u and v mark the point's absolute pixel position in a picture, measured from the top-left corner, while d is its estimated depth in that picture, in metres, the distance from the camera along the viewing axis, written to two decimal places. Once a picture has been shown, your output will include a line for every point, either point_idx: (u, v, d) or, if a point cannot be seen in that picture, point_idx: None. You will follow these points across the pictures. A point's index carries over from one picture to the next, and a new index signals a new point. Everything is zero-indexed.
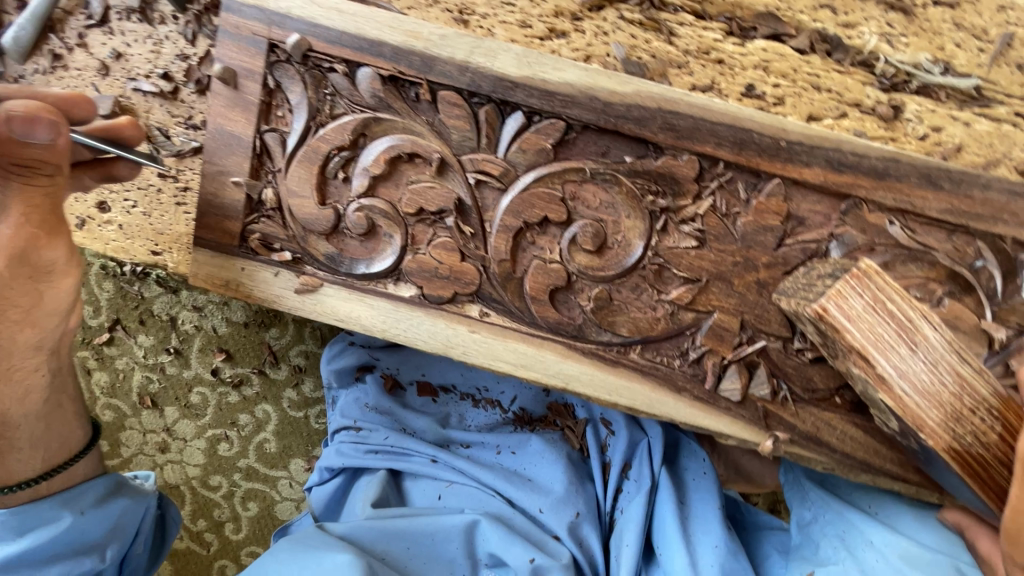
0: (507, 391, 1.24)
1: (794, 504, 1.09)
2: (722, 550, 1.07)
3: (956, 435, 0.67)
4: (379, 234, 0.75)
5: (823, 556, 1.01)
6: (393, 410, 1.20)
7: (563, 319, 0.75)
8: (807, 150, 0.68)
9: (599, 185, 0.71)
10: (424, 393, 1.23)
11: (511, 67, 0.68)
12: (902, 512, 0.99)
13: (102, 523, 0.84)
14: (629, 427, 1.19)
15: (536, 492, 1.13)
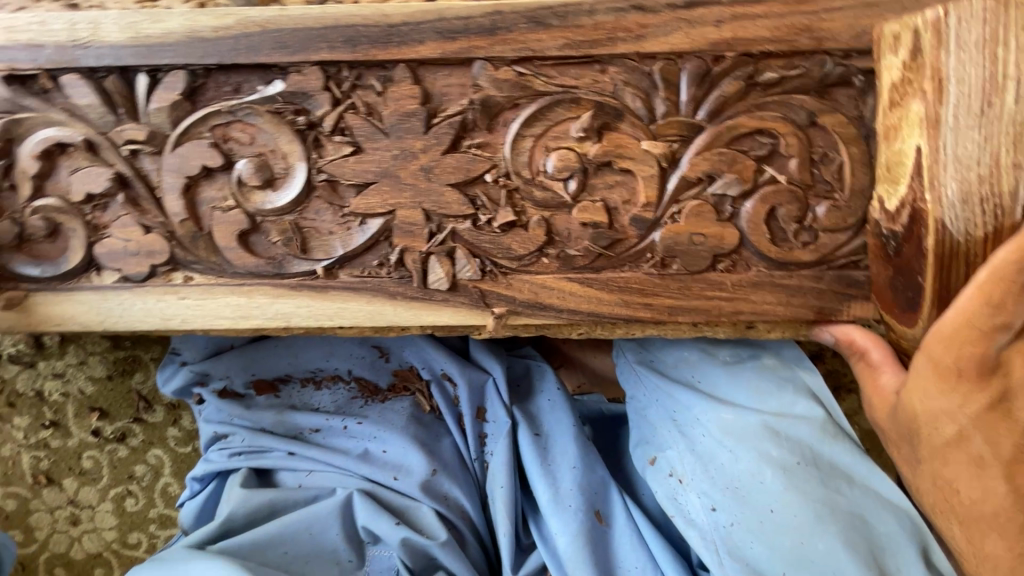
0: (345, 366, 1.14)
1: (631, 387, 1.00)
2: (580, 468, 0.99)
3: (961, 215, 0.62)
4: (64, 230, 0.76)
5: (660, 440, 0.92)
6: (239, 411, 1.10)
7: (261, 261, 0.76)
8: (415, 28, 0.68)
9: (245, 121, 0.72)
10: (262, 391, 1.13)
11: (116, 33, 0.69)
12: (719, 374, 0.91)
13: None
14: (468, 370, 1.10)
15: (390, 465, 1.03)
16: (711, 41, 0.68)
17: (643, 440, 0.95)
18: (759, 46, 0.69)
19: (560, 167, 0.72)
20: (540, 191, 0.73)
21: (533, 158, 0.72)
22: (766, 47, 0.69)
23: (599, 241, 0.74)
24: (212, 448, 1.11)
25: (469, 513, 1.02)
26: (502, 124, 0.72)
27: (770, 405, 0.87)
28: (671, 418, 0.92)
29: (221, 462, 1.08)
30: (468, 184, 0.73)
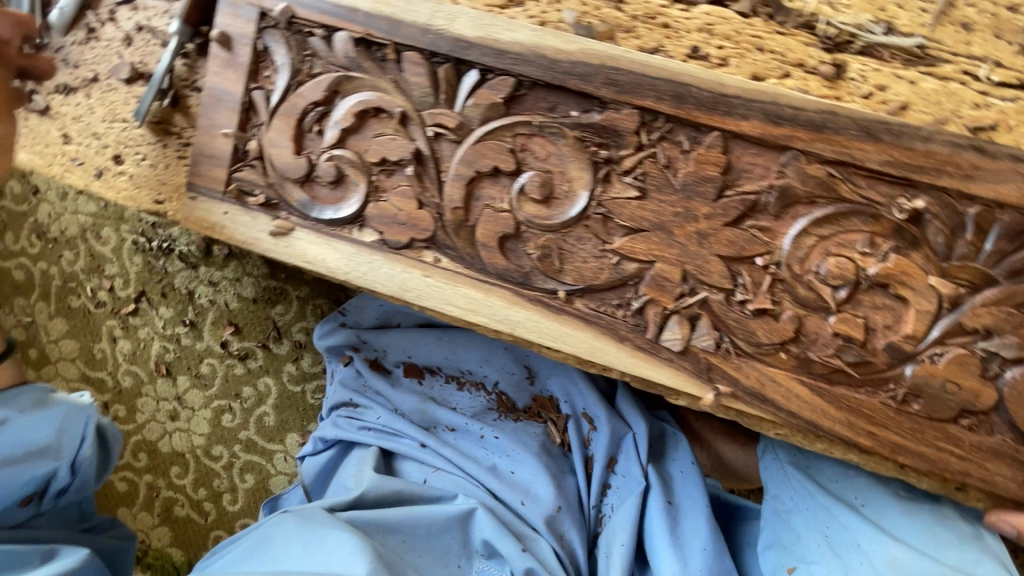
0: (492, 376, 1.17)
1: (773, 488, 0.98)
2: (710, 553, 0.98)
3: None
4: (347, 182, 0.81)
5: (806, 552, 0.91)
6: (383, 388, 1.16)
7: (510, 266, 0.78)
8: (744, 104, 0.70)
9: (547, 138, 0.76)
10: (409, 374, 1.18)
11: (469, 29, 0.75)
12: (892, 506, 0.88)
13: (46, 425, 0.88)
14: (611, 420, 1.10)
15: (517, 486, 1.05)
16: None
17: (779, 544, 0.94)
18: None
19: (834, 273, 0.72)
20: (804, 289, 0.73)
21: (809, 256, 0.72)
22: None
23: (846, 356, 0.73)
24: (342, 413, 1.18)
25: (582, 562, 1.02)
26: (790, 215, 0.72)
27: (952, 554, 0.82)
28: (823, 532, 0.91)
29: (355, 433, 1.14)
30: (736, 260, 0.74)
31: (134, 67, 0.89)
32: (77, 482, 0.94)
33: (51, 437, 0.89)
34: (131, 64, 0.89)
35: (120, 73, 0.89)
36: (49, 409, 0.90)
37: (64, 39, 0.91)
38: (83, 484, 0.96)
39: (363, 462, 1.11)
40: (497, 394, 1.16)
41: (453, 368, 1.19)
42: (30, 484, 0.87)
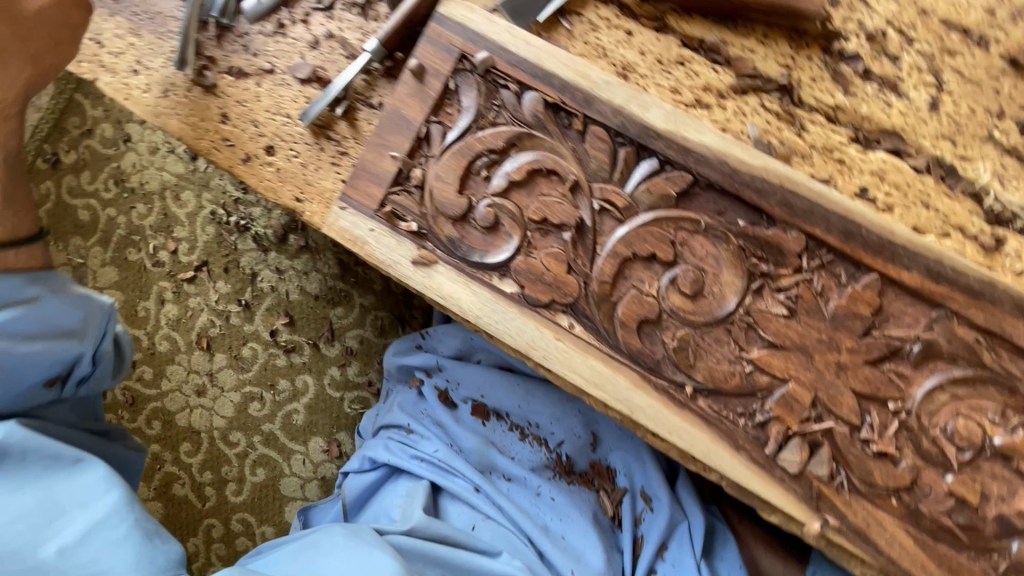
0: (558, 435, 1.13)
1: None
2: None
3: None
4: (501, 231, 0.83)
5: None
6: (446, 421, 1.13)
7: (644, 349, 0.80)
8: (909, 256, 0.74)
9: (709, 239, 0.78)
10: (474, 413, 1.14)
11: (659, 119, 0.78)
12: None
13: (74, 309, 0.82)
14: (671, 505, 1.08)
15: (567, 553, 1.03)
16: None
17: None
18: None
19: (961, 434, 0.74)
20: (928, 442, 0.74)
21: (939, 412, 0.74)
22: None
23: (956, 516, 0.74)
24: (395, 437, 1.15)
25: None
26: (927, 369, 0.74)
27: None
28: None
29: (410, 461, 1.11)
30: (868, 398, 0.75)
31: (314, 70, 0.91)
32: (98, 376, 0.88)
33: (78, 321, 0.82)
34: (313, 66, 0.91)
35: (300, 72, 0.91)
36: (74, 295, 0.83)
37: (250, 27, 0.93)
38: (103, 379, 0.89)
39: (413, 494, 1.07)
40: (558, 453, 1.12)
41: (520, 416, 1.15)
42: (54, 367, 0.80)
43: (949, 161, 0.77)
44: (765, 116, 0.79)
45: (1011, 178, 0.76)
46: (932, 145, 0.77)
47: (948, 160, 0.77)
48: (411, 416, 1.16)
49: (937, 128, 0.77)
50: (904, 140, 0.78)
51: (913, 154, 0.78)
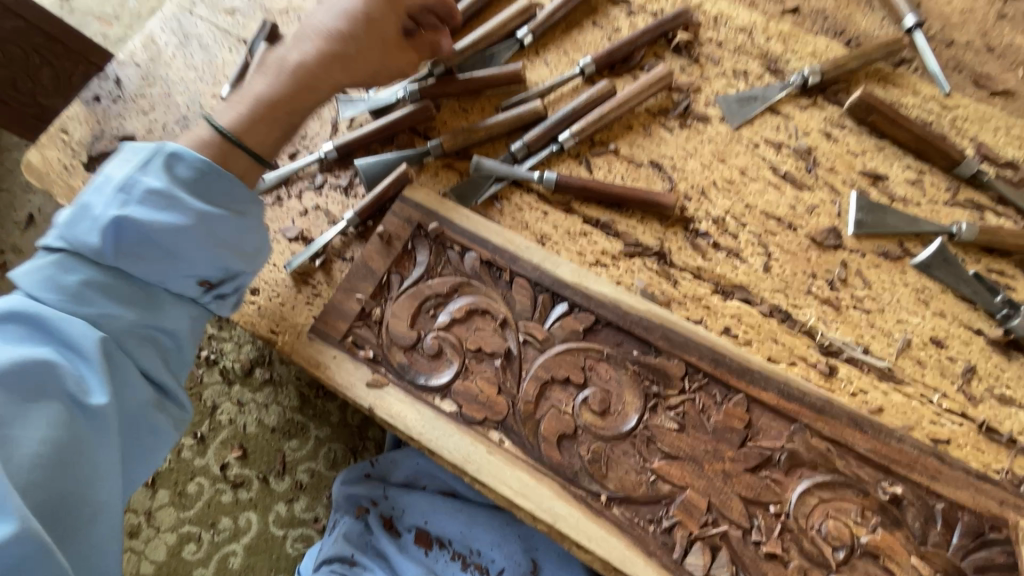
0: (499, 564, 1.16)
1: None
2: None
3: None
4: (443, 358, 1.00)
5: None
6: (390, 552, 1.16)
7: (563, 461, 0.92)
8: (764, 378, 0.93)
9: (611, 365, 0.97)
10: (418, 542, 1.18)
11: (568, 273, 1.02)
12: None
13: (256, 240, 0.99)
14: None
15: None
16: (992, 511, 0.84)
17: None
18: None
19: (833, 534, 0.85)
20: (808, 543, 0.86)
21: (811, 515, 0.87)
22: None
23: None
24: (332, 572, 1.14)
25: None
26: (796, 475, 0.89)
27: None
28: None
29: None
30: (754, 502, 0.88)
31: (301, 232, 1.15)
32: (226, 303, 0.99)
33: (251, 249, 0.98)
34: (300, 229, 1.15)
35: (289, 233, 1.14)
36: (260, 227, 1.00)
37: None
38: (226, 308, 1.00)
39: None
40: None
41: (462, 545, 1.19)
42: (218, 273, 0.94)
43: (785, 307, 1.02)
44: (648, 272, 1.06)
45: (832, 320, 1.00)
46: (771, 296, 1.03)
47: (785, 307, 1.02)
48: (354, 548, 1.18)
49: (772, 284, 1.03)
50: (750, 292, 1.03)
51: (759, 302, 1.03)
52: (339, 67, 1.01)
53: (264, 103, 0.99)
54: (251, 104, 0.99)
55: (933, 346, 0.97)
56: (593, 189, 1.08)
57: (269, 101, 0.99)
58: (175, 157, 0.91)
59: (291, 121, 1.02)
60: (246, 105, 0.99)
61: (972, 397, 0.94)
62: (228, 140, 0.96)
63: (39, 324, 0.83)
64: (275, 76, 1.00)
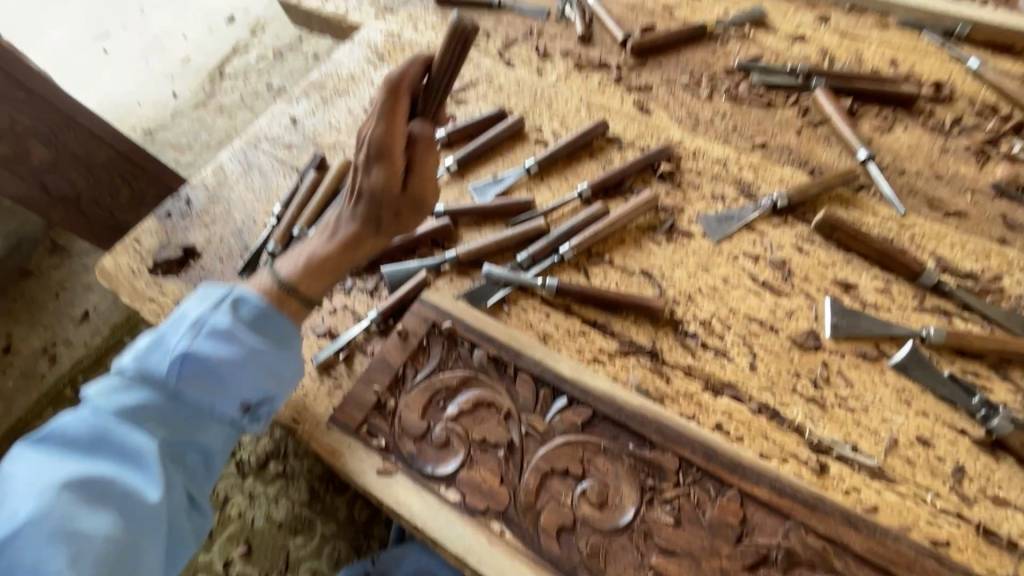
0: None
1: None
2: None
3: None
4: (450, 449, 1.06)
5: None
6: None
7: (562, 554, 0.95)
8: (756, 474, 0.97)
9: (608, 458, 1.02)
10: None
11: (567, 370, 1.11)
12: None
13: (293, 368, 1.10)
14: None
15: None
16: None
17: None
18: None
19: None
20: None
21: None
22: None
23: None
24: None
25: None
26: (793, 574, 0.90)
27: None
28: None
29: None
30: None
31: (328, 329, 1.28)
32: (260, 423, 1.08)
33: (289, 377, 1.09)
34: (328, 326, 1.29)
35: (318, 330, 1.28)
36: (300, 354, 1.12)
37: None
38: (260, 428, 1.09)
39: None
40: None
41: None
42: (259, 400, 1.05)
43: (773, 404, 1.08)
44: (642, 370, 1.14)
45: (818, 418, 1.05)
46: (759, 393, 1.09)
47: (773, 404, 1.08)
48: None
49: (760, 382, 1.11)
50: (739, 389, 1.10)
51: (748, 399, 1.09)
52: (373, 217, 1.11)
53: (319, 261, 1.13)
54: (306, 259, 1.13)
55: (920, 445, 1.01)
56: (590, 294, 1.21)
57: (317, 258, 1.13)
58: (240, 301, 1.07)
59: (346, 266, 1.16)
60: (304, 257, 1.13)
61: (964, 498, 0.96)
62: (287, 289, 1.11)
63: (107, 440, 0.94)
64: (328, 225, 1.15)
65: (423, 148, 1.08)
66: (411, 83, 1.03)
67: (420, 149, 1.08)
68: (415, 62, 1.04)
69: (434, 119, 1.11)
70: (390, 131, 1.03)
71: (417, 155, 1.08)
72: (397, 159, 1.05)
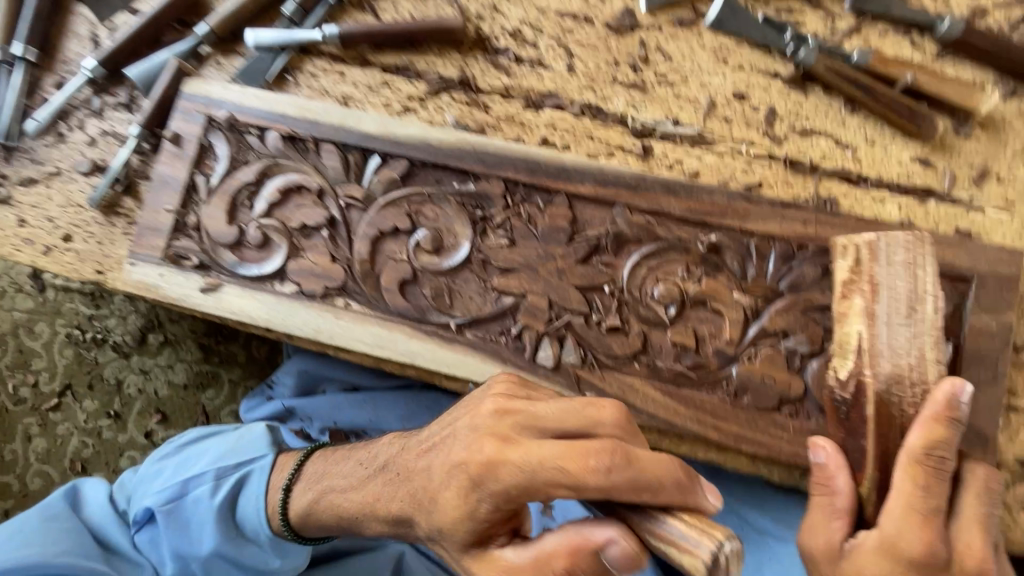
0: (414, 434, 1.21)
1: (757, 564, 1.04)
2: None
3: (1012, 440, 0.88)
4: (271, 245, 0.97)
5: None
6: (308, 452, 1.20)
7: (410, 305, 0.94)
8: (580, 173, 0.94)
9: (435, 203, 0.96)
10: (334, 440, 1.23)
11: (372, 127, 0.98)
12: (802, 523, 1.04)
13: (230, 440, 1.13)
14: None
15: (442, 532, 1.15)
16: (799, 232, 0.90)
17: None
18: (868, 309, 0.72)
19: (664, 295, 0.91)
20: (644, 309, 0.91)
21: (643, 283, 0.92)
22: (864, 316, 0.72)
23: (684, 360, 0.89)
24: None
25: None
26: (625, 252, 0.93)
27: None
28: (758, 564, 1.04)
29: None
30: (591, 288, 0.92)
31: (94, 163, 1.07)
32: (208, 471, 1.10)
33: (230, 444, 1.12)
34: (93, 160, 1.07)
35: (83, 168, 1.06)
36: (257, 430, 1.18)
37: (33, 142, 1.08)
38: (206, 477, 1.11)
39: None
40: None
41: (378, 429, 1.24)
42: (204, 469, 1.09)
43: (595, 103, 1.01)
44: (457, 106, 1.02)
45: (640, 103, 1.00)
46: (580, 95, 1.01)
47: (595, 103, 1.01)
48: None
49: (580, 83, 1.02)
50: (560, 97, 1.02)
51: (570, 105, 1.01)
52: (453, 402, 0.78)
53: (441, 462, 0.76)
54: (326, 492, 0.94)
55: (738, 102, 0.99)
56: (381, 32, 1.02)
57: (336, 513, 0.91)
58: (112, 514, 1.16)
59: (388, 516, 0.80)
60: (312, 491, 0.97)
61: (777, 139, 0.97)
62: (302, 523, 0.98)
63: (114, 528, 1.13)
64: (421, 450, 0.78)
65: (606, 413, 0.70)
66: (604, 457, 0.64)
67: (601, 408, 0.70)
68: (624, 465, 0.64)
69: (633, 455, 0.65)
70: (560, 420, 0.69)
71: (658, 498, 0.63)
72: (525, 444, 0.67)
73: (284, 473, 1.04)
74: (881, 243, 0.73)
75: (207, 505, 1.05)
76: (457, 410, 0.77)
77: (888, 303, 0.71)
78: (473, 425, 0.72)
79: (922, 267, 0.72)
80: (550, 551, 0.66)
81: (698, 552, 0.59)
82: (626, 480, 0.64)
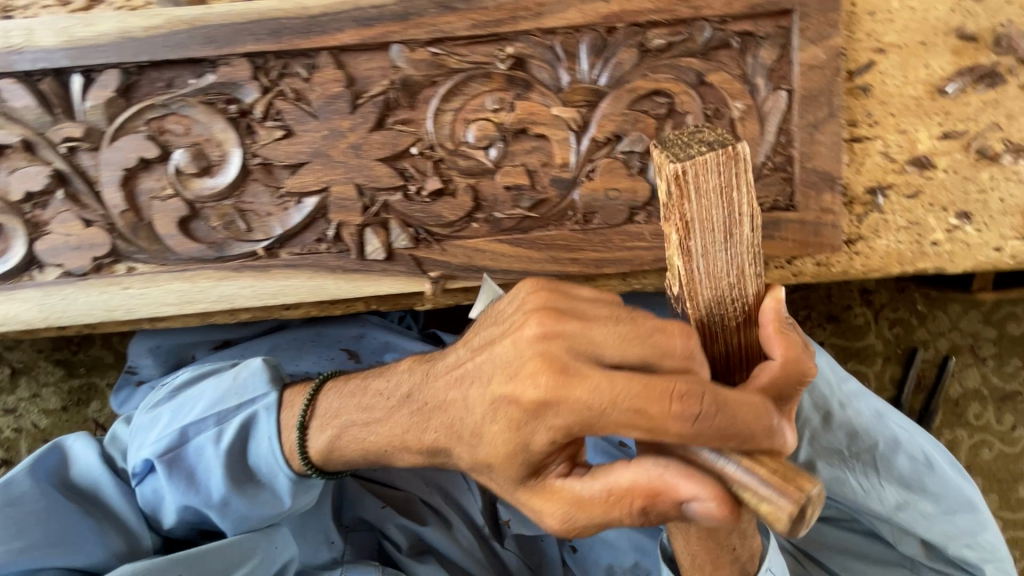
0: (312, 369, 1.11)
1: None
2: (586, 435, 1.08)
3: (860, 171, 0.86)
4: (3, 231, 0.77)
5: None
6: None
7: (203, 245, 0.79)
8: (333, 18, 0.75)
9: (179, 113, 0.77)
10: None
11: (50, 37, 0.74)
12: None
13: (259, 373, 0.81)
14: None
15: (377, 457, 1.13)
16: (604, 13, 0.76)
17: None
18: (684, 245, 0.52)
19: (480, 137, 0.78)
20: (464, 159, 0.79)
21: (454, 130, 0.78)
22: (680, 252, 0.52)
23: (522, 203, 0.80)
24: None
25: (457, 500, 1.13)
26: (422, 101, 0.78)
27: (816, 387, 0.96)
28: None
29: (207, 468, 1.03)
30: (400, 157, 0.78)
31: None
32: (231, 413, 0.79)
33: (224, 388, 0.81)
34: None
35: None
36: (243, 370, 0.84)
37: None
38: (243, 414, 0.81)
39: None
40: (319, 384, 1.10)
41: None
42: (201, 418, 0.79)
43: None
44: None
45: None
46: None
47: None
48: None
49: None
50: None
51: None
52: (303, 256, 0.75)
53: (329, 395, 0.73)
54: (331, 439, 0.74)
55: None
56: None
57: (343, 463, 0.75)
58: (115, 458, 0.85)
59: (421, 448, 0.65)
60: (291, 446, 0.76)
61: None
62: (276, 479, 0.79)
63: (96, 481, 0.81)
64: (453, 381, 0.61)
65: (679, 342, 0.52)
66: (693, 402, 0.49)
67: (670, 332, 0.52)
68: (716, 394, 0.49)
69: (723, 396, 0.50)
70: (621, 349, 0.53)
71: (753, 444, 0.50)
72: (590, 375, 0.51)
73: (296, 409, 0.78)
74: (691, 166, 0.49)
75: (214, 451, 0.77)
76: (492, 332, 0.59)
77: (703, 231, 0.52)
78: (514, 352, 0.55)
79: (741, 187, 0.51)
80: (620, 477, 0.53)
81: (786, 506, 0.45)
82: (695, 411, 0.49)
